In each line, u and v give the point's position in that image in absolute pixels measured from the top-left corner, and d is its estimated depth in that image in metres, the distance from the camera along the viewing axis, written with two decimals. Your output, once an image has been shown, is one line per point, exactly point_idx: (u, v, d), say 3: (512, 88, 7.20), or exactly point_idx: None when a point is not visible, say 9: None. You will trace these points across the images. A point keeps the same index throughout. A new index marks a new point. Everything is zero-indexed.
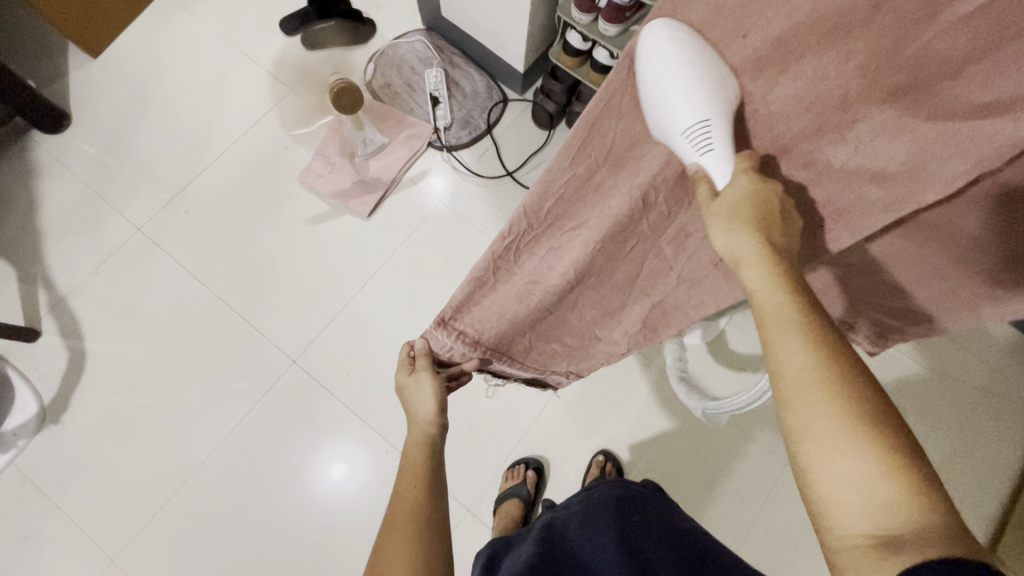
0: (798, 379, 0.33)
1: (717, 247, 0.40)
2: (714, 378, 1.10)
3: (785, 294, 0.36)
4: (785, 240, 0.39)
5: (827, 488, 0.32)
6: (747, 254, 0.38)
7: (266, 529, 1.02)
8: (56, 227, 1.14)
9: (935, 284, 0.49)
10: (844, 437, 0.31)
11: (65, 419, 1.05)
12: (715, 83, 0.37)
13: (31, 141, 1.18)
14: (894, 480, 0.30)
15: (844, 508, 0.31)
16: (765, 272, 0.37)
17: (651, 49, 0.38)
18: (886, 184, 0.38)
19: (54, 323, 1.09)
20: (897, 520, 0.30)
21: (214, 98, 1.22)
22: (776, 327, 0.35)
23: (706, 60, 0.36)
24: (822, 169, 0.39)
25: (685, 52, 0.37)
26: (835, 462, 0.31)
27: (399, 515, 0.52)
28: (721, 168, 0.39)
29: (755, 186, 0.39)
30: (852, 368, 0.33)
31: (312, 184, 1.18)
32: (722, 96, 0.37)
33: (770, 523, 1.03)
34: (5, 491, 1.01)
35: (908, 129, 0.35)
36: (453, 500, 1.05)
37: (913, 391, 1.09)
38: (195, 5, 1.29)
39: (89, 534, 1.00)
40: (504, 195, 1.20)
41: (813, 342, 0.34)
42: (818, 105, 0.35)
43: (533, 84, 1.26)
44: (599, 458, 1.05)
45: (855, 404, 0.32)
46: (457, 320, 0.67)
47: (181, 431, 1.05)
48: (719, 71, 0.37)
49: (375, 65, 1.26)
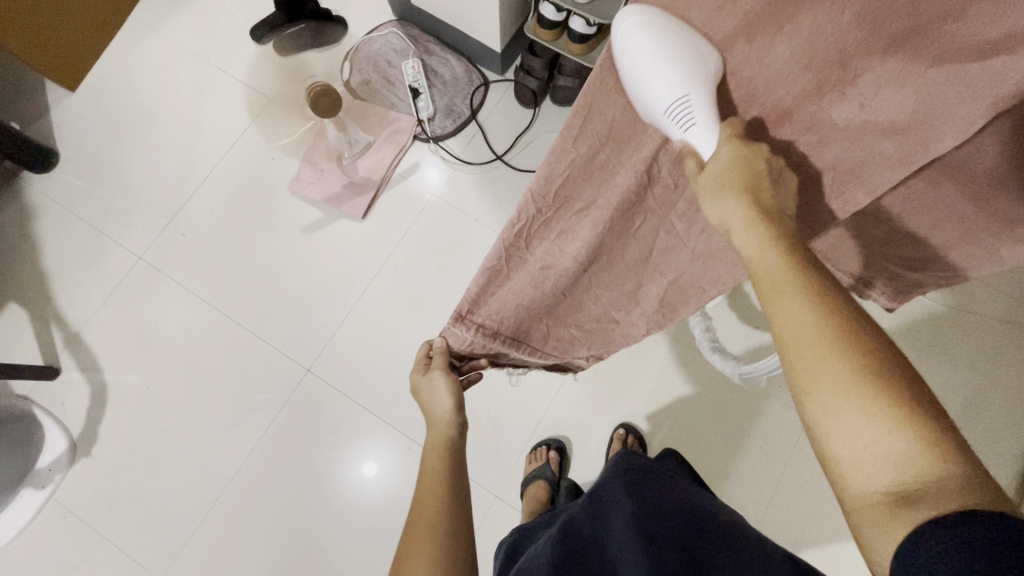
0: (799, 338, 0.34)
1: (713, 221, 0.41)
2: (733, 340, 1.08)
3: (778, 256, 0.37)
4: (777, 204, 0.39)
5: (835, 446, 0.32)
6: (739, 226, 0.39)
7: (303, 536, 1.04)
8: (62, 265, 1.15)
9: (952, 233, 0.48)
10: (850, 392, 0.32)
11: (95, 450, 1.07)
12: (691, 57, 0.39)
13: (24, 183, 1.19)
14: (902, 431, 0.30)
15: (855, 464, 0.31)
16: (755, 238, 0.38)
17: (625, 36, 0.41)
18: (897, 137, 0.38)
19: (72, 360, 1.11)
20: (908, 471, 0.30)
21: (194, 120, 1.22)
22: (773, 292, 0.36)
23: (678, 37, 0.39)
24: (827, 130, 0.40)
25: (657, 33, 0.40)
26: (839, 417, 0.32)
27: (422, 520, 0.53)
28: (706, 140, 0.41)
29: (741, 152, 0.40)
30: (852, 321, 0.34)
31: (302, 192, 1.17)
32: (698, 70, 0.39)
33: (799, 478, 1.02)
34: (48, 526, 1.04)
35: (913, 76, 0.35)
36: (481, 489, 1.06)
37: (936, 334, 1.07)
38: (163, 24, 1.27)
39: (134, 557, 1.03)
40: (497, 179, 1.18)
41: (811, 301, 0.35)
42: (816, 61, 0.36)
43: (512, 63, 1.23)
44: (620, 431, 1.05)
45: (859, 357, 0.32)
46: (475, 314, 0.66)
47: (208, 450, 1.07)
48: (694, 44, 0.39)
49: (350, 63, 1.24)
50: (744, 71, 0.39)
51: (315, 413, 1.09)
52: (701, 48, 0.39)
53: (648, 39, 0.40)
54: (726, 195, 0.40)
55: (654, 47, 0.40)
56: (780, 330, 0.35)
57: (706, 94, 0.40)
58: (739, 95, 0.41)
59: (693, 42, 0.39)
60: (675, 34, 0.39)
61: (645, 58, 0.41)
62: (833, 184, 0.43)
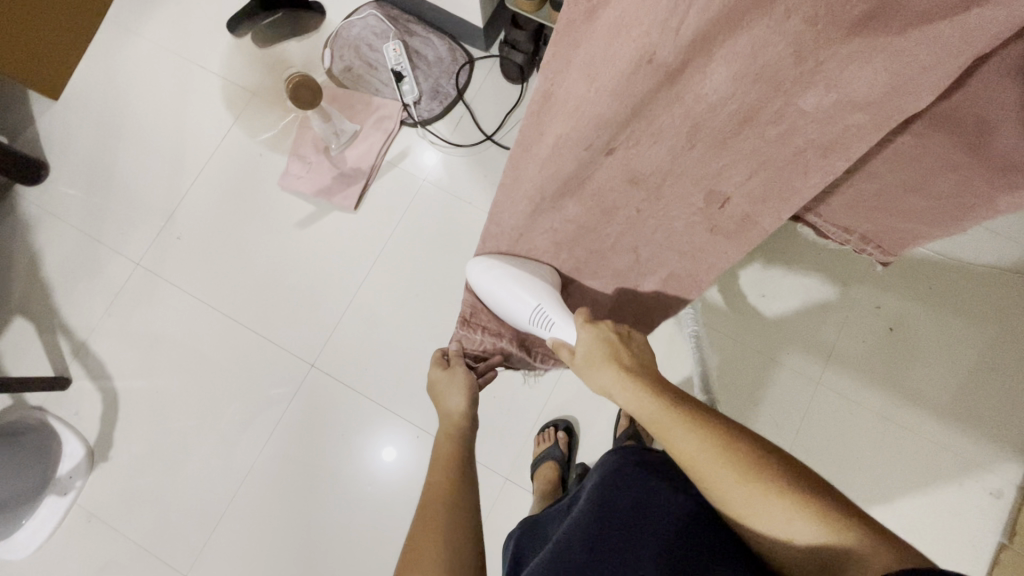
0: (697, 465, 0.43)
1: (598, 389, 0.54)
2: (741, 314, 1.06)
3: (654, 401, 0.47)
4: (636, 359, 0.53)
5: (769, 540, 0.41)
6: (619, 384, 0.51)
7: (320, 526, 1.06)
8: (63, 276, 1.16)
9: (949, 184, 0.49)
10: (754, 498, 0.40)
11: (112, 455, 1.10)
12: (533, 281, 0.65)
13: (19, 196, 1.19)
14: (804, 516, 0.38)
15: (789, 549, 0.40)
16: (633, 393, 0.49)
17: (484, 276, 0.67)
18: (870, 109, 0.40)
19: (82, 369, 1.13)
20: (826, 548, 0.38)
21: (180, 119, 1.20)
22: (663, 430, 0.45)
23: (520, 271, 0.66)
24: (795, 118, 0.43)
25: (506, 270, 0.66)
26: (756, 521, 0.41)
27: (428, 504, 0.52)
28: (566, 330, 0.62)
29: (594, 332, 0.57)
30: (724, 436, 0.43)
31: (293, 187, 1.16)
32: (540, 291, 0.65)
33: (809, 446, 1.01)
34: (75, 530, 1.07)
35: (880, 48, 0.35)
36: (492, 472, 1.06)
37: (915, 314, 1.04)
38: (141, 22, 1.25)
39: (159, 553, 1.06)
40: (489, 160, 1.16)
41: (691, 430, 0.44)
42: (765, 74, 0.38)
43: (496, 38, 1.19)
44: (627, 408, 1.04)
45: (747, 466, 0.41)
46: (479, 317, 0.71)
47: (224, 448, 1.09)
48: (532, 275, 0.66)
49: (331, 50, 1.20)
50: (676, 108, 0.43)
51: (326, 407, 1.09)
52: (536, 276, 0.67)
53: (502, 275, 0.66)
54: (600, 366, 0.54)
55: (512, 283, 0.66)
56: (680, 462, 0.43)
57: (553, 302, 0.64)
58: (687, 127, 0.45)
59: (534, 278, 0.66)
60: (517, 270, 0.66)
61: (508, 291, 0.65)
62: (813, 159, 0.46)
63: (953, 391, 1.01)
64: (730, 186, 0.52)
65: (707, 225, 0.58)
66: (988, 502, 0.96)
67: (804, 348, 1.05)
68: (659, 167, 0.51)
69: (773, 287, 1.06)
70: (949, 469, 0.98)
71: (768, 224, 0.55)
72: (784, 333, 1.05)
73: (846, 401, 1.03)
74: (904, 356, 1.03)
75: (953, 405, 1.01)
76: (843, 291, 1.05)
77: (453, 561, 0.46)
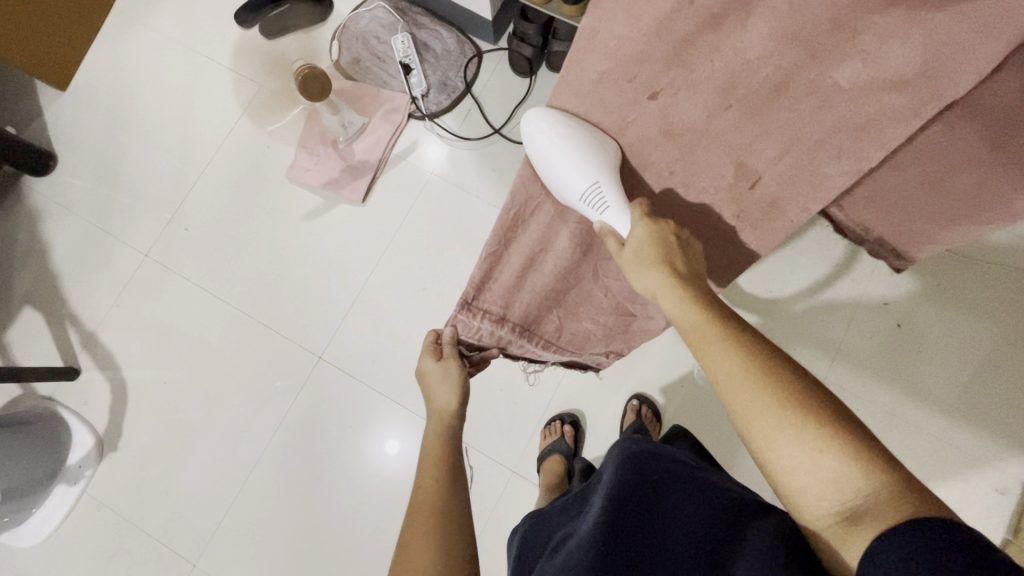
0: (729, 381, 0.43)
1: (641, 288, 0.52)
2: (745, 309, 1.07)
3: (699, 313, 0.47)
4: (691, 268, 0.51)
5: (786, 476, 0.39)
6: (663, 289, 0.50)
7: (328, 517, 1.06)
8: (71, 266, 1.16)
9: (970, 182, 0.51)
10: (781, 425, 0.39)
11: (120, 445, 1.11)
12: (596, 149, 0.54)
13: (27, 187, 1.20)
14: (830, 452, 0.37)
15: (805, 489, 0.38)
16: (677, 299, 0.49)
17: (540, 135, 0.56)
18: (907, 88, 0.45)
19: (91, 359, 1.13)
20: (846, 489, 0.36)
21: (186, 114, 1.20)
22: (704, 345, 0.46)
23: (582, 132, 0.54)
24: (831, 91, 0.48)
25: (565, 132, 0.55)
26: (779, 453, 0.39)
27: (425, 501, 0.52)
28: (620, 218, 0.55)
29: (651, 229, 0.53)
30: (767, 358, 0.43)
31: (301, 179, 1.15)
32: (600, 166, 0.54)
33: None
34: (85, 520, 1.08)
35: (921, 22, 0.42)
36: (499, 464, 1.07)
37: (922, 310, 1.04)
38: (147, 14, 1.24)
39: (167, 543, 1.07)
40: (496, 154, 1.15)
41: (732, 349, 0.44)
42: (802, 35, 0.46)
43: (506, 31, 1.18)
44: (633, 403, 1.05)
45: (780, 390, 0.40)
46: (481, 299, 0.67)
47: (232, 440, 1.10)
48: (596, 138, 0.54)
49: (339, 43, 1.20)
50: (718, 60, 0.49)
51: (332, 400, 1.10)
52: (602, 143, 0.55)
53: (560, 136, 0.55)
54: (648, 266, 0.51)
55: (569, 150, 0.54)
56: (713, 376, 0.44)
57: (613, 182, 0.54)
58: (724, 79, 0.50)
59: (596, 147, 0.54)
60: (580, 130, 0.54)
61: (563, 157, 0.54)
62: (846, 141, 0.49)
63: (960, 386, 1.01)
64: (761, 164, 0.53)
65: (734, 209, 0.56)
66: (992, 499, 0.97)
67: (812, 343, 1.05)
68: (694, 123, 0.53)
69: (785, 282, 1.06)
70: (953, 463, 0.99)
71: (794, 214, 0.54)
72: (796, 327, 1.05)
73: (852, 391, 1.03)
74: (911, 351, 1.03)
75: (959, 400, 1.01)
76: (850, 284, 1.05)
77: (446, 563, 0.47)
